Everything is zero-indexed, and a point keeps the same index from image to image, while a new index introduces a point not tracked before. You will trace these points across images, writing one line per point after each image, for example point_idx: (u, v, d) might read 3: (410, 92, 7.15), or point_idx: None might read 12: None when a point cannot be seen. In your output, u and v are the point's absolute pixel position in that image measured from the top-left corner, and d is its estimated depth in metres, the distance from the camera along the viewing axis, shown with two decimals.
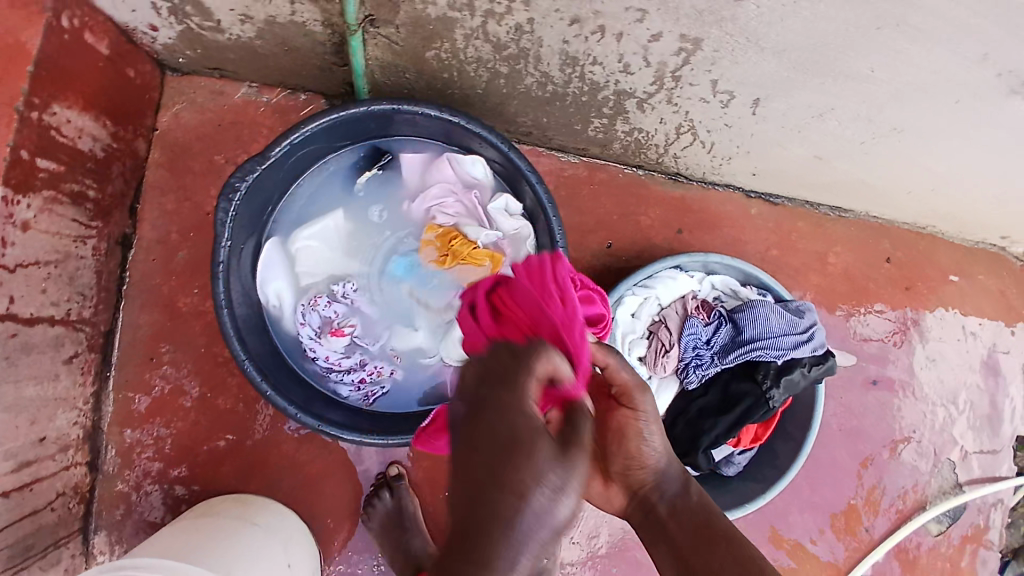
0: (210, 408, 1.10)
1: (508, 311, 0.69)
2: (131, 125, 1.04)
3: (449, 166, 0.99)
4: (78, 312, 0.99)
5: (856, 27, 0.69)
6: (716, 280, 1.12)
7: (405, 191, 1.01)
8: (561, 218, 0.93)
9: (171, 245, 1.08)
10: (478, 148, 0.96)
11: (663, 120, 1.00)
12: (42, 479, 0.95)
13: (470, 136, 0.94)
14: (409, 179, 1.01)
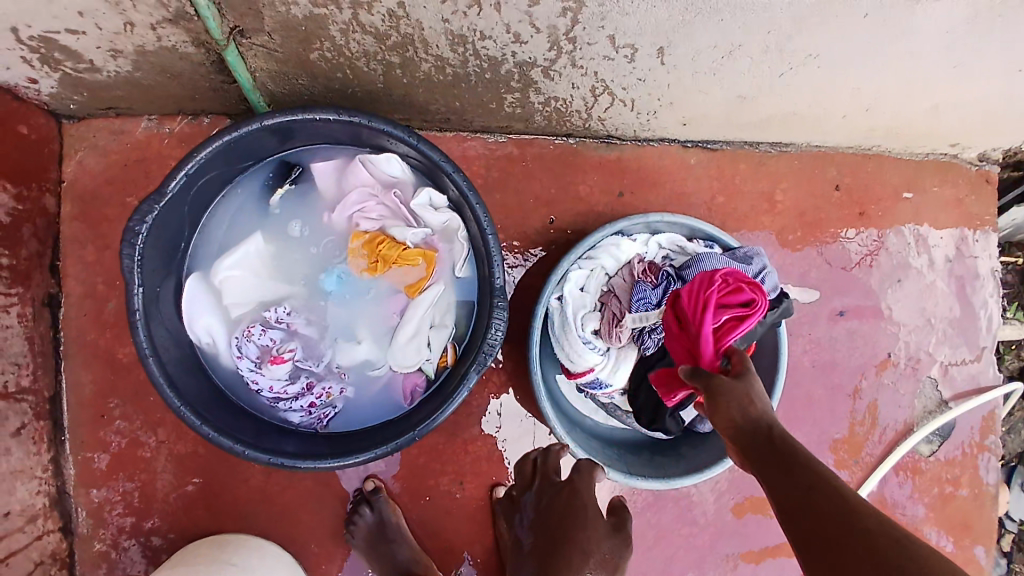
0: (173, 454, 1.08)
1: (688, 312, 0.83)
2: (33, 182, 1.00)
3: (363, 171, 0.96)
4: (15, 382, 0.96)
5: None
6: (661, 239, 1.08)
7: (324, 203, 0.97)
8: (484, 204, 0.88)
9: (99, 297, 1.05)
10: (389, 146, 0.91)
11: (575, 85, 0.96)
12: (12, 552, 0.94)
13: (377, 135, 0.90)
14: (325, 190, 0.97)
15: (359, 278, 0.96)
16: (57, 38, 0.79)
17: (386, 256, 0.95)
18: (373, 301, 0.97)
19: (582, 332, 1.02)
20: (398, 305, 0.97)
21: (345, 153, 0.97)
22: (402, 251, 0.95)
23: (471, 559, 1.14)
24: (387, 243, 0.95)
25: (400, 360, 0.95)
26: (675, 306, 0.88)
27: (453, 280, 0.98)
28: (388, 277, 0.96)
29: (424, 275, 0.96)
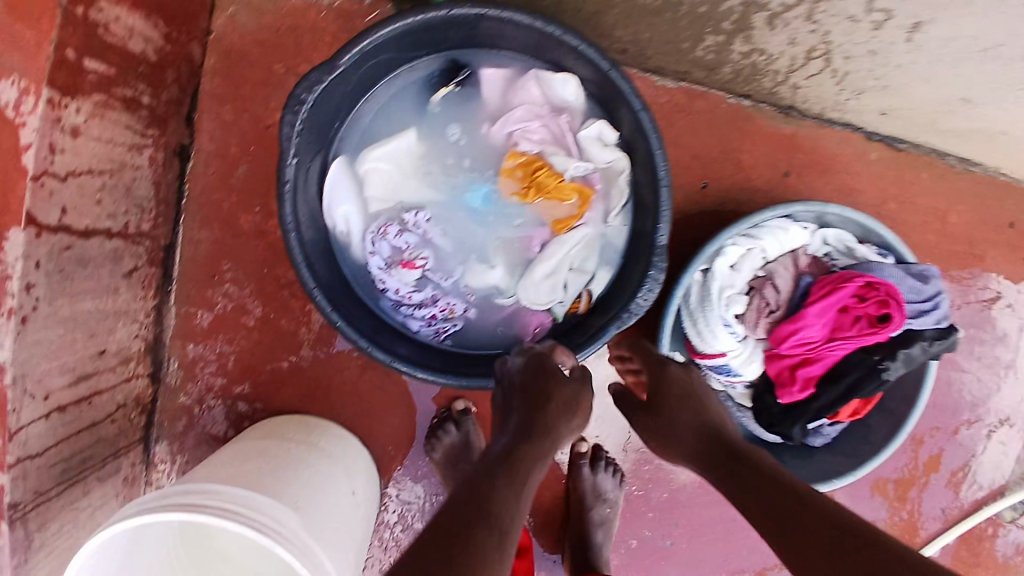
0: (274, 328, 1.08)
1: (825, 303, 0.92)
2: (184, 27, 0.95)
3: (535, 87, 0.90)
4: (136, 225, 0.93)
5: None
6: (828, 235, 1.02)
7: (485, 112, 0.92)
8: (665, 149, 0.80)
9: (228, 159, 1.03)
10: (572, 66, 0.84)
11: (792, 40, 0.86)
12: (101, 392, 0.92)
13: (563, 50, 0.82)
14: (489, 98, 0.91)
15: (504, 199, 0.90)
16: None
17: (541, 183, 0.88)
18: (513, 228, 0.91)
19: (725, 313, 0.98)
20: (539, 237, 0.91)
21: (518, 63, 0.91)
22: (559, 182, 0.88)
23: (539, 500, 1.20)
24: (545, 170, 0.89)
25: (532, 298, 0.90)
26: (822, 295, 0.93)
27: (602, 225, 0.91)
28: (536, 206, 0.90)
29: (575, 212, 0.90)
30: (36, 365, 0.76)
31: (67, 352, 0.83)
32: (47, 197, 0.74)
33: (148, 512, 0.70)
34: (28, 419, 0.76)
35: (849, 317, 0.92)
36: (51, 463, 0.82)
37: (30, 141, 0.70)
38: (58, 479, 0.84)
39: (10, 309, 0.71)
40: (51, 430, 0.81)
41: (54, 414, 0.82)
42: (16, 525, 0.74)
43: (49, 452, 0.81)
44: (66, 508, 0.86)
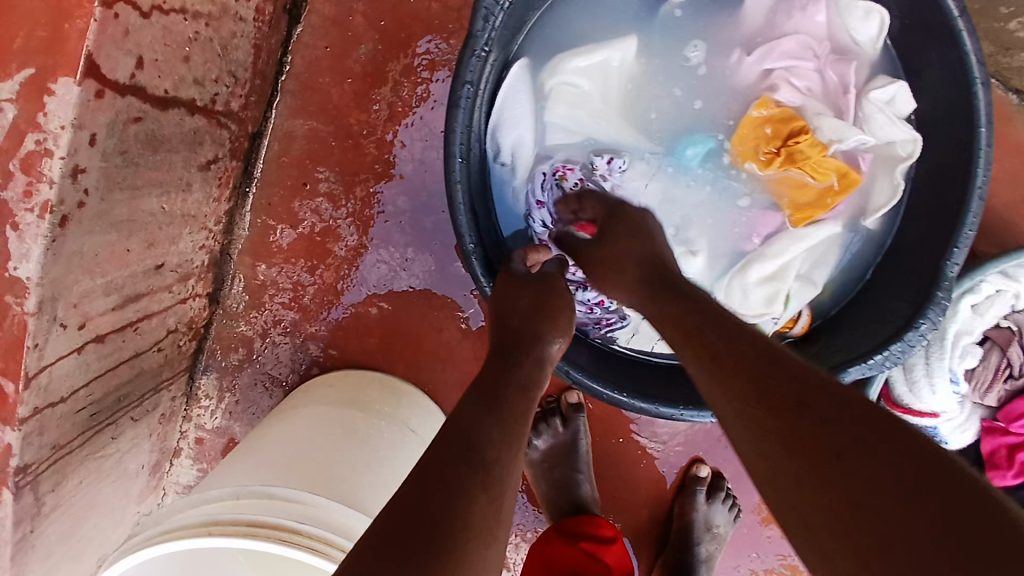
0: (367, 264, 0.85)
1: None
2: None
3: (820, 14, 0.66)
4: (224, 101, 0.68)
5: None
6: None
7: (739, 35, 0.66)
8: (993, 149, 0.60)
9: (352, 34, 0.78)
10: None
11: None
12: (150, 317, 0.71)
13: None
14: (750, 15, 0.66)
15: (736, 165, 0.67)
16: None
17: (798, 153, 0.64)
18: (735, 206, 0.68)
19: (955, 365, 0.77)
20: (765, 226, 0.68)
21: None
22: (822, 156, 0.64)
23: (630, 521, 0.97)
24: (803, 136, 0.64)
25: (738, 303, 0.69)
26: None
27: (849, 224, 0.70)
28: (777, 182, 0.67)
29: (828, 203, 0.66)
30: (75, 284, 0.55)
31: (116, 266, 0.60)
32: (120, 39, 0.49)
33: (235, 533, 0.51)
34: (54, 355, 0.55)
35: None
36: (80, 404, 0.63)
37: None
38: (84, 426, 0.65)
39: (46, 203, 0.48)
40: (83, 364, 0.61)
41: (90, 346, 0.61)
42: (22, 494, 0.56)
43: (78, 391, 0.61)
44: (89, 459, 0.67)
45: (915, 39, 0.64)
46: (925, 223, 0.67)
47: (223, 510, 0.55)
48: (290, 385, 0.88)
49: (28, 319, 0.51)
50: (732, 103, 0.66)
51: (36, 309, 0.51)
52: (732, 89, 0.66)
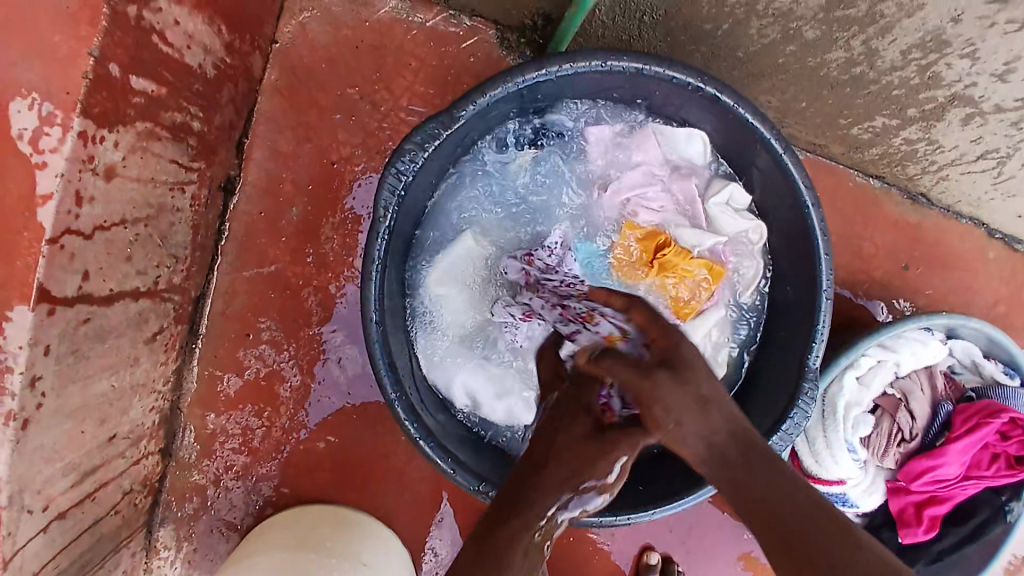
0: (313, 403, 0.91)
1: (962, 439, 0.80)
2: (249, 34, 0.79)
3: (653, 145, 0.75)
4: (167, 279, 0.76)
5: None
6: (955, 346, 0.91)
7: (594, 176, 0.76)
8: (831, 260, 0.67)
9: (282, 198, 0.87)
10: (701, 123, 0.72)
11: (978, 139, 0.75)
12: (107, 484, 0.75)
13: (700, 105, 0.69)
14: (599, 160, 0.76)
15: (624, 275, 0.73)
16: None
17: (668, 262, 0.72)
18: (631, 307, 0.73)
19: (851, 436, 0.82)
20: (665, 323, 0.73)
21: (631, 117, 0.75)
22: (687, 261, 0.73)
23: None
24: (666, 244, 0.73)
25: None
26: (954, 428, 0.81)
27: (730, 307, 0.78)
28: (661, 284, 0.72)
29: (707, 297, 0.74)
30: (38, 475, 0.60)
31: (73, 448, 0.65)
32: (67, 262, 0.56)
33: None
34: (24, 538, 0.60)
35: (986, 452, 0.81)
36: None
37: (50, 191, 0.53)
38: None
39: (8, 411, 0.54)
40: (49, 543, 0.64)
41: (56, 523, 0.65)
42: None
43: (46, 568, 0.65)
44: None
45: (738, 162, 0.73)
46: (789, 314, 0.73)
47: None
48: (245, 527, 0.92)
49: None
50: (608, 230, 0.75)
51: (6, 503, 0.57)
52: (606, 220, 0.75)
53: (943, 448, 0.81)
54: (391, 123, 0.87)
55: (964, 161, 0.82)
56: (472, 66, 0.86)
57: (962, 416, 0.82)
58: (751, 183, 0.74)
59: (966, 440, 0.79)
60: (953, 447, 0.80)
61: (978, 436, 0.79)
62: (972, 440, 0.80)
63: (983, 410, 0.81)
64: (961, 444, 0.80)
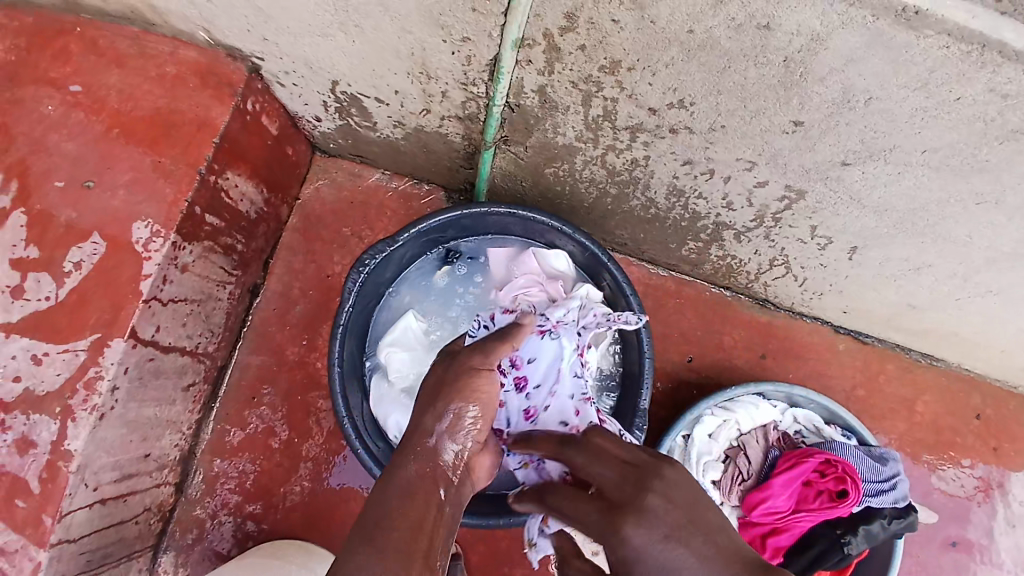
0: (297, 453, 1.20)
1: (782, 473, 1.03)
2: (280, 194, 1.23)
3: (533, 261, 1.12)
4: (204, 346, 1.12)
5: (940, 208, 0.79)
6: (798, 414, 1.15)
7: (493, 281, 1.14)
8: (650, 333, 1.00)
9: (290, 298, 1.25)
10: (561, 244, 1.10)
11: (758, 252, 1.05)
12: (135, 493, 1.05)
13: (552, 231, 1.08)
14: (497, 269, 1.14)
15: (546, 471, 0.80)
16: (362, 99, 1.00)
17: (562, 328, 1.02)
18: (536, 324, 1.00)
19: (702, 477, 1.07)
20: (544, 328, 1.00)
21: (519, 243, 1.15)
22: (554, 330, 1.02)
23: None
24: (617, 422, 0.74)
25: None
26: (782, 467, 1.05)
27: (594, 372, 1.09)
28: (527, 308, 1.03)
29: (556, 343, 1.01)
30: (96, 459, 0.93)
31: (121, 450, 0.98)
32: (149, 316, 0.94)
33: None
34: (75, 505, 0.92)
35: (813, 489, 1.02)
36: (81, 549, 0.96)
37: (150, 273, 0.93)
38: (82, 567, 0.98)
39: (94, 404, 0.90)
40: (90, 517, 0.96)
41: (97, 505, 0.97)
42: None
43: (83, 538, 0.96)
44: None
45: (592, 270, 1.10)
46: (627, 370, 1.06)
47: None
48: (229, 556, 1.16)
49: (70, 475, 0.90)
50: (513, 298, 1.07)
51: (75, 468, 0.90)
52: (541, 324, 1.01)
53: (772, 482, 1.03)
54: None
55: (764, 270, 1.12)
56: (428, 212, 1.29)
57: (788, 457, 1.06)
58: (602, 284, 1.11)
59: (785, 474, 1.03)
60: (776, 479, 1.03)
61: (794, 468, 1.03)
62: (791, 473, 1.03)
63: (802, 450, 1.05)
64: (781, 477, 1.03)
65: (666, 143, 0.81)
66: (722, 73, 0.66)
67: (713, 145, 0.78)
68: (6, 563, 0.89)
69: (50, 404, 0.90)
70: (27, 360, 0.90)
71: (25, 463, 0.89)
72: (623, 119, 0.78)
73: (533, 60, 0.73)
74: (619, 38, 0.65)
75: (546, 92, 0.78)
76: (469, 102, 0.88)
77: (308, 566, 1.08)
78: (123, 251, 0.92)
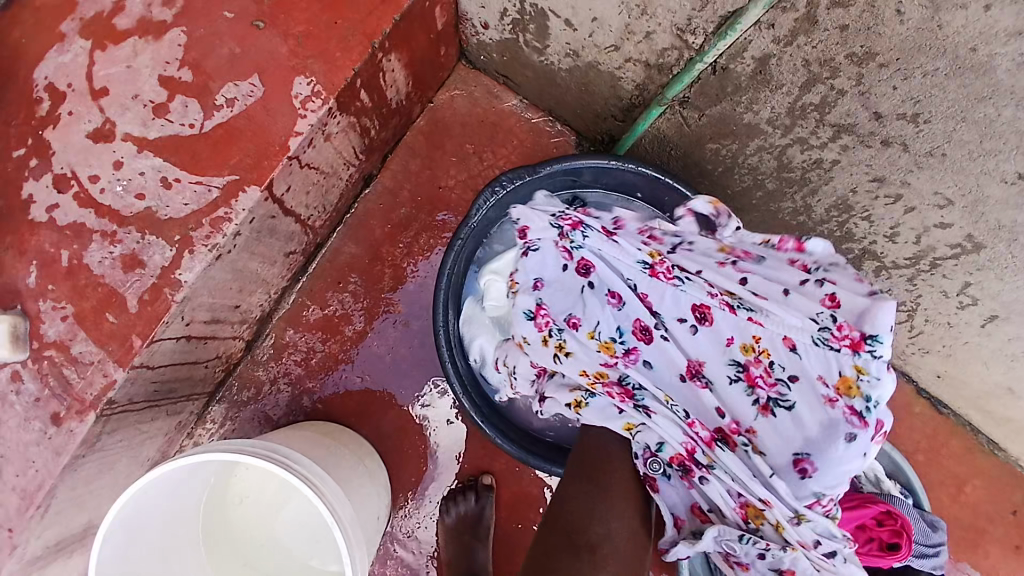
0: (365, 347, 1.22)
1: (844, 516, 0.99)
2: (420, 92, 1.20)
3: None
4: (314, 220, 1.12)
5: None
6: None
7: None
8: None
9: (398, 199, 1.24)
10: None
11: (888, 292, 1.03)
12: (215, 338, 1.07)
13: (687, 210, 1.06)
14: None
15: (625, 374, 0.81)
16: (550, 18, 0.96)
17: None
18: (796, 454, 0.71)
19: None
20: (758, 363, 0.75)
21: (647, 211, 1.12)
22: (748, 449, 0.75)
23: None
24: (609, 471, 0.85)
25: None
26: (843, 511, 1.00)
27: None
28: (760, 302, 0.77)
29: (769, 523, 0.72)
30: (200, 297, 0.94)
31: (219, 295, 0.99)
32: (286, 174, 0.94)
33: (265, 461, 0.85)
34: (168, 334, 0.94)
35: (866, 537, 0.99)
36: (154, 377, 0.99)
37: (301, 132, 0.92)
38: (147, 396, 1.01)
39: (216, 243, 0.90)
40: (174, 349, 0.98)
41: (183, 339, 0.98)
42: (98, 419, 0.93)
43: (159, 368, 0.98)
44: (136, 421, 1.02)
45: None
46: None
47: (234, 447, 0.89)
48: (278, 423, 1.21)
49: (171, 304, 0.91)
50: (732, 543, 0.75)
51: (180, 300, 0.91)
52: (799, 346, 0.72)
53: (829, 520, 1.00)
54: (490, 174, 1.26)
55: None
56: (553, 153, 1.26)
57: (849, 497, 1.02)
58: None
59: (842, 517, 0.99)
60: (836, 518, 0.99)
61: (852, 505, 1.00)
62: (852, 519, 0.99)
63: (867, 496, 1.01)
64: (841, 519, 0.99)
65: (867, 152, 0.78)
66: (976, 101, 0.64)
67: (919, 170, 0.75)
68: (76, 373, 0.91)
69: (170, 230, 0.90)
70: (156, 181, 0.91)
71: (127, 280, 0.91)
72: (837, 114, 0.75)
73: (777, 25, 0.70)
74: (893, 29, 0.63)
75: (768, 63, 0.75)
76: (671, 51, 0.84)
77: (355, 453, 1.10)
78: (282, 104, 0.91)
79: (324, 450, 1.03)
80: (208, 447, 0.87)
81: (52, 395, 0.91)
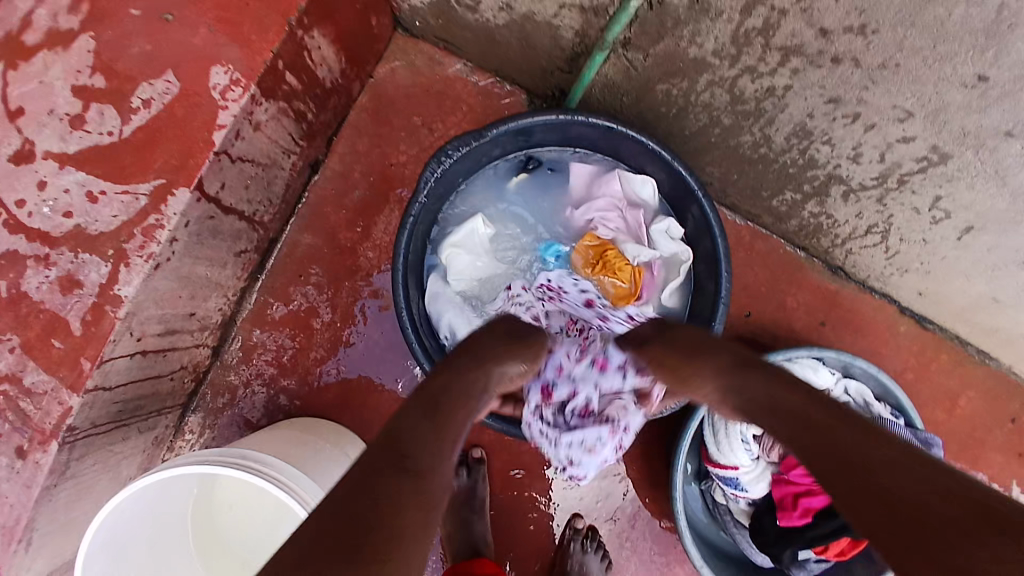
0: (336, 339, 1.19)
1: None
2: (356, 68, 1.14)
3: (617, 184, 1.04)
4: (261, 215, 1.08)
5: None
6: (851, 385, 1.10)
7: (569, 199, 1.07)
8: (730, 276, 0.95)
9: (349, 181, 1.19)
10: (651, 172, 1.02)
11: (860, 215, 1.00)
12: (175, 350, 1.04)
13: (643, 156, 1.01)
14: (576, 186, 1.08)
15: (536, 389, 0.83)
16: None
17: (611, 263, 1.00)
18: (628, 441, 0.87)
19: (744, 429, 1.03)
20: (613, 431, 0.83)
21: (606, 165, 1.08)
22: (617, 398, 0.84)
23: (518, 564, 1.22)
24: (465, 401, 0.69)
25: None
26: None
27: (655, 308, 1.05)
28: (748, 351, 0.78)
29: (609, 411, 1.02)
30: (146, 310, 0.90)
31: (169, 305, 0.96)
32: (217, 171, 0.90)
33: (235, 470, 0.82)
34: (119, 352, 0.90)
35: None
36: (114, 398, 0.95)
37: (225, 123, 0.86)
38: (111, 417, 0.97)
39: (152, 253, 0.86)
40: (129, 367, 0.94)
41: (138, 355, 0.94)
42: (63, 448, 0.89)
43: (117, 387, 0.94)
44: (105, 445, 0.98)
45: (679, 205, 1.02)
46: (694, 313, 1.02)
47: (201, 457, 0.86)
48: (258, 427, 1.19)
49: (117, 322, 0.87)
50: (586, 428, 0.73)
51: (124, 316, 0.87)
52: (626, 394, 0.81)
53: None
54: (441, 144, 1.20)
55: (857, 236, 1.06)
56: (506, 114, 1.20)
57: None
58: (686, 220, 1.03)
59: None
60: None
61: None
62: None
63: None
64: None
65: (819, 73, 0.73)
66: None
67: (874, 85, 0.71)
68: (33, 404, 0.87)
69: (103, 244, 0.86)
70: (81, 195, 0.85)
71: (68, 302, 0.86)
72: (783, 37, 0.71)
73: None
74: None
75: None
76: None
77: (338, 444, 1.08)
78: (199, 97, 0.86)
79: (292, 439, 1.02)
80: (173, 461, 0.84)
81: (12, 429, 0.87)
